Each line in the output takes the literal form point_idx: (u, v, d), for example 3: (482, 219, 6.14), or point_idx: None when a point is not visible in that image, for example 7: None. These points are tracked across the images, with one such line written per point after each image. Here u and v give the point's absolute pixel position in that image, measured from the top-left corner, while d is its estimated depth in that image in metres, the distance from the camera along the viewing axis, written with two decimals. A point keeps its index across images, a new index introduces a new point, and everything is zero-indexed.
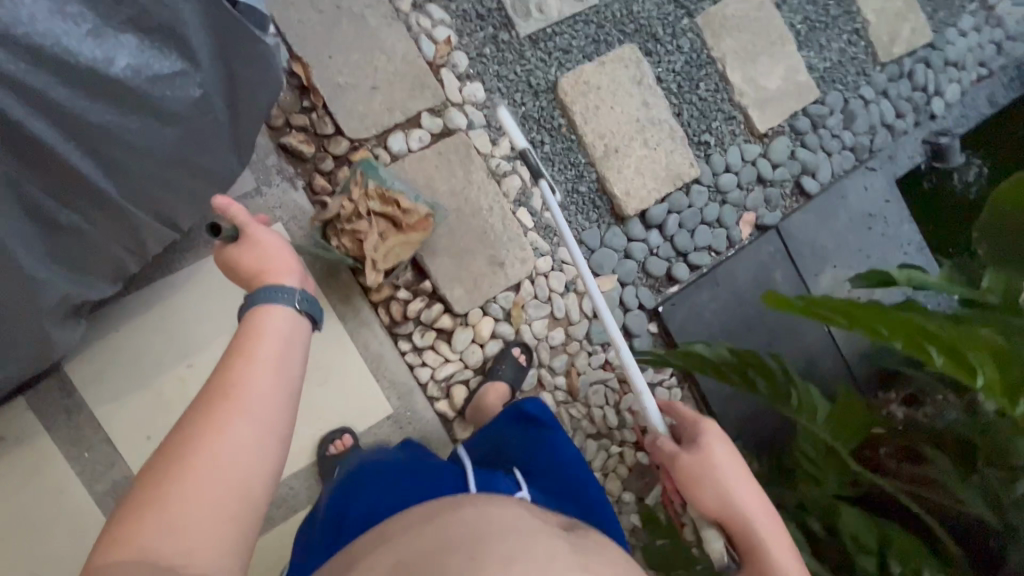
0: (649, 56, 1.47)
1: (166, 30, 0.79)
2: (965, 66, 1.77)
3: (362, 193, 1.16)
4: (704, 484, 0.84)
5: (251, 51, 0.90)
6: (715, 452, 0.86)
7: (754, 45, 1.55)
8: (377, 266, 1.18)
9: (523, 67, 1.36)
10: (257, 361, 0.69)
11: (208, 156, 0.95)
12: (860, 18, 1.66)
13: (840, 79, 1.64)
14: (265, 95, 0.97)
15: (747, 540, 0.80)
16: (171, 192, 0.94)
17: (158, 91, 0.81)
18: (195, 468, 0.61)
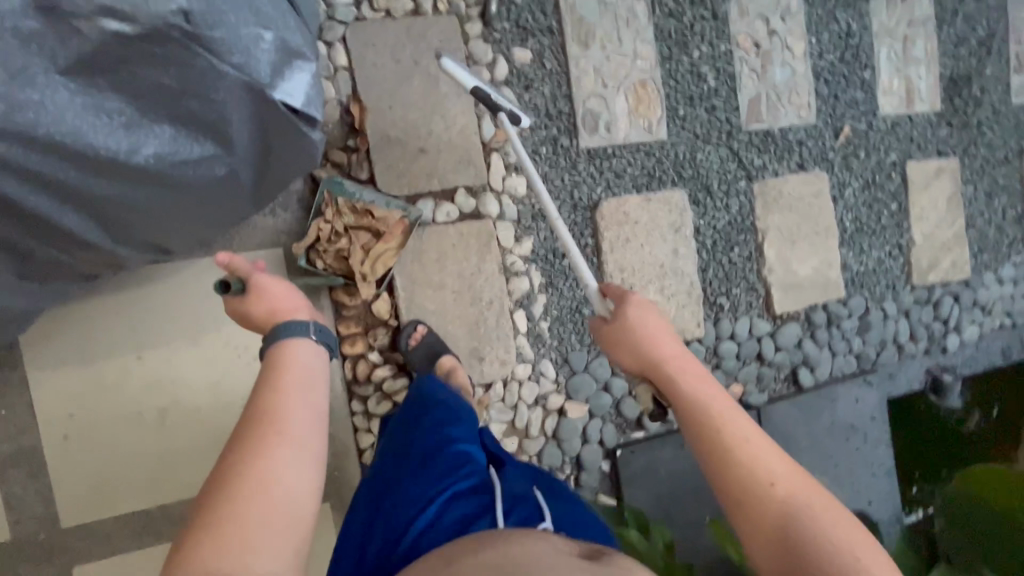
0: (696, 205, 1.45)
1: (208, 119, 0.65)
2: (991, 312, 1.77)
3: (335, 209, 1.16)
4: (626, 344, 0.91)
5: (296, 140, 0.75)
6: (631, 321, 0.92)
7: (798, 228, 1.54)
8: (367, 278, 1.19)
9: (571, 177, 1.35)
10: (293, 388, 0.74)
11: (216, 208, 0.83)
12: (907, 235, 1.66)
13: (869, 286, 1.63)
14: (300, 161, 0.83)
15: (708, 424, 0.76)
16: (181, 231, 0.85)
17: (184, 170, 0.69)
18: (247, 492, 0.64)
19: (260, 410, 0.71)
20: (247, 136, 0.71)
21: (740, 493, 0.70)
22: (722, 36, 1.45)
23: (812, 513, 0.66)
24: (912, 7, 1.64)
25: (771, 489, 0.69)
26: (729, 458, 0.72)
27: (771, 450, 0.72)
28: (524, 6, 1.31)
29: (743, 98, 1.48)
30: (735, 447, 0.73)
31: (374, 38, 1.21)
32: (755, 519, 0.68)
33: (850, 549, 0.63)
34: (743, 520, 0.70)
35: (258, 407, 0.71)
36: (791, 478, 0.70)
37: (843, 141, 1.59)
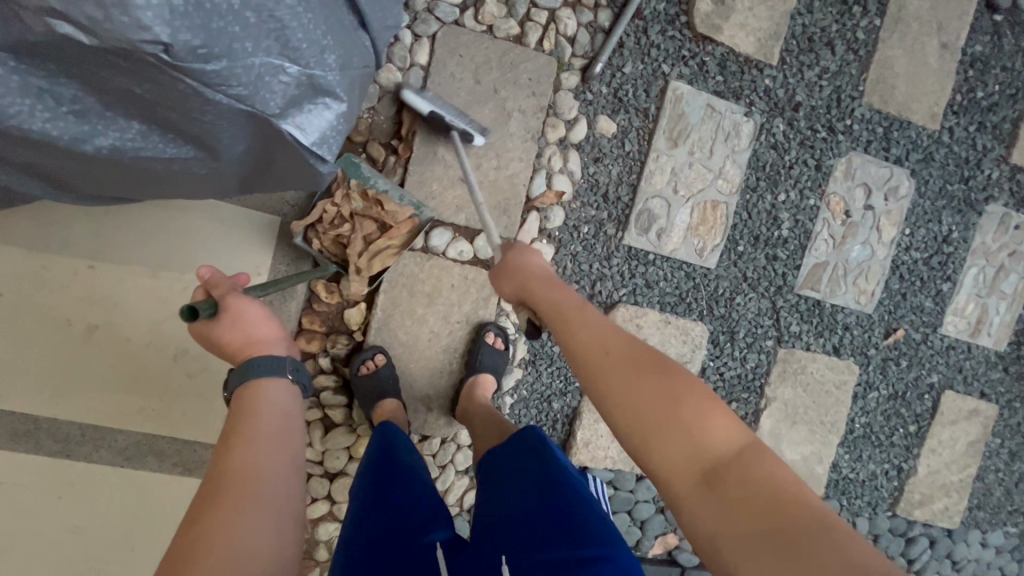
0: (713, 345, 1.36)
1: (197, 135, 0.55)
2: (960, 571, 1.64)
3: (345, 191, 1.08)
4: (507, 277, 0.87)
5: (300, 166, 0.64)
6: (512, 255, 0.89)
7: (804, 410, 1.43)
8: (360, 271, 1.10)
9: (600, 267, 1.26)
10: (267, 438, 0.74)
11: (196, 189, 0.72)
12: (912, 461, 1.54)
13: (850, 495, 1.51)
14: (303, 179, 0.69)
15: (562, 324, 0.75)
16: (162, 195, 0.77)
17: (160, 165, 0.61)
18: (226, 536, 0.60)
19: (239, 461, 0.69)
20: (242, 152, 0.60)
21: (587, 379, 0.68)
22: (815, 189, 1.36)
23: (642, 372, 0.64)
24: (1022, 237, 1.50)
25: (608, 356, 0.67)
26: (574, 345, 0.71)
27: (610, 329, 0.70)
28: (630, 78, 1.23)
29: (809, 259, 1.38)
30: (578, 334, 0.72)
31: (465, 50, 1.14)
32: (598, 396, 0.66)
33: (678, 400, 0.61)
34: (624, 423, 0.62)
35: (231, 459, 0.70)
36: (624, 344, 0.68)
37: (890, 342, 1.47)
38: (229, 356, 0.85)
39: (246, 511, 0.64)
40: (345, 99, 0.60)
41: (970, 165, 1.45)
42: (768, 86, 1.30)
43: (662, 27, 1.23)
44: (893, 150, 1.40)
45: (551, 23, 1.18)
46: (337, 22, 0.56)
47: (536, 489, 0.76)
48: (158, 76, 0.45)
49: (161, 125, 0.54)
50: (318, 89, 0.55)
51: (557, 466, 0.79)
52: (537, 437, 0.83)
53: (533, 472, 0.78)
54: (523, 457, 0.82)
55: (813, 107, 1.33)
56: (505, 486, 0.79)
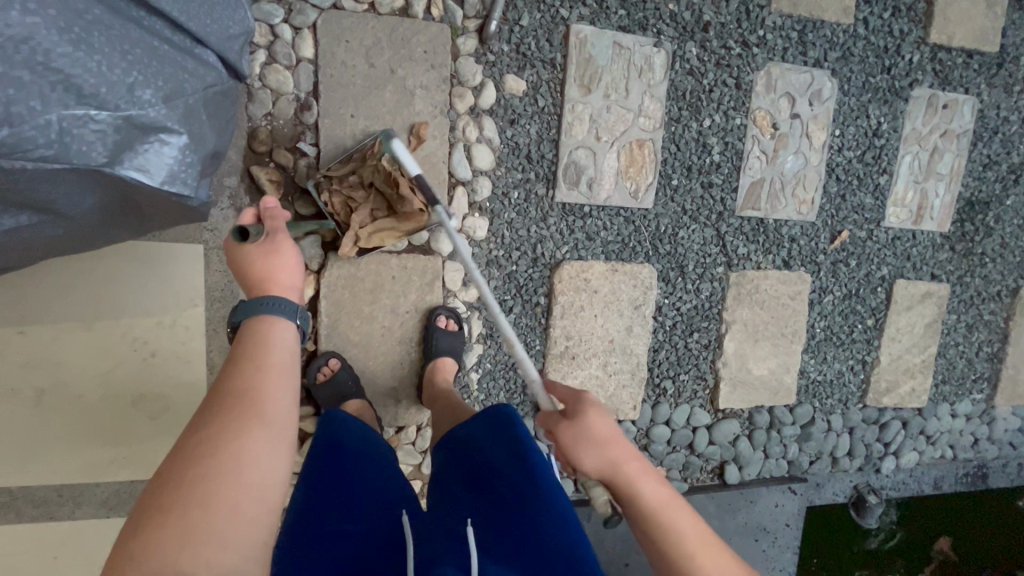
0: (664, 283, 1.37)
1: (31, 198, 0.54)
2: (935, 443, 1.73)
3: (376, 162, 1.05)
4: (584, 445, 0.80)
5: (165, 203, 0.65)
6: (587, 421, 0.82)
7: (764, 327, 1.47)
8: (356, 242, 1.07)
9: (538, 229, 1.26)
10: (276, 369, 0.68)
11: (78, 245, 0.73)
12: (874, 353, 1.60)
13: (821, 396, 1.58)
14: (178, 213, 0.71)
15: (659, 523, 0.71)
16: (47, 254, 0.76)
17: (9, 237, 0.59)
18: (219, 473, 0.56)
19: (243, 387, 0.64)
20: (96, 205, 0.61)
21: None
22: (740, 108, 1.35)
23: None
24: (952, 116, 1.51)
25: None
26: (689, 571, 0.68)
27: (718, 554, 0.69)
28: (529, 31, 1.18)
29: (744, 180, 1.38)
30: (685, 549, 0.69)
31: (349, 34, 1.09)
32: None
33: None
34: None
35: (237, 384, 0.64)
36: None
37: (837, 245, 1.50)
38: (249, 284, 0.80)
39: (243, 441, 0.59)
40: (182, 132, 0.61)
41: (890, 54, 1.43)
42: (674, 11, 1.27)
43: None
44: (811, 53, 1.38)
45: None
46: (150, 47, 0.57)
47: (485, 469, 0.82)
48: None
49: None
50: (143, 129, 0.56)
51: (518, 438, 0.84)
52: (506, 414, 0.88)
53: (495, 448, 0.84)
54: (484, 434, 0.87)
55: (722, 24, 1.30)
56: (457, 467, 0.86)
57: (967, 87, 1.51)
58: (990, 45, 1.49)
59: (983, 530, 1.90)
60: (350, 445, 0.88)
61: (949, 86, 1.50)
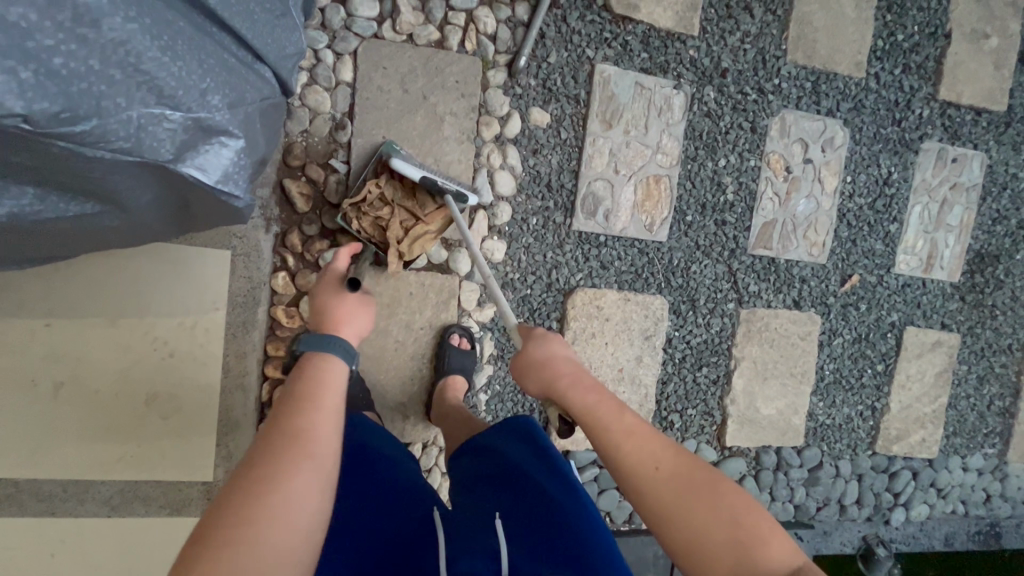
0: (676, 315, 1.39)
1: (97, 191, 0.58)
2: (946, 497, 1.70)
3: (388, 177, 1.12)
4: (527, 371, 0.82)
5: (215, 203, 0.70)
6: (532, 351, 0.83)
7: (773, 365, 1.47)
8: (400, 255, 1.12)
9: (554, 256, 1.29)
10: (329, 409, 0.67)
11: (118, 239, 0.76)
12: (884, 400, 1.59)
13: (829, 440, 1.57)
14: (222, 214, 0.75)
15: (607, 441, 0.73)
16: (87, 247, 0.78)
17: (66, 223, 0.63)
18: (266, 522, 0.56)
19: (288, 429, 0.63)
20: (151, 200, 0.64)
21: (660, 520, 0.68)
22: (754, 151, 1.40)
23: (719, 508, 0.67)
24: (961, 170, 1.55)
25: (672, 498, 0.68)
26: (629, 470, 0.71)
27: (657, 446, 0.72)
28: (556, 67, 1.25)
29: (757, 220, 1.42)
30: (625, 454, 0.71)
31: (387, 62, 1.16)
32: (661, 529, 0.69)
33: (738, 527, 0.66)
34: (671, 539, 0.68)
35: (289, 420, 0.65)
36: (686, 471, 0.70)
37: (847, 288, 1.52)
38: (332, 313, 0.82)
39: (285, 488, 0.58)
40: (240, 136, 0.65)
41: (900, 107, 1.49)
42: (694, 56, 1.33)
43: (580, 13, 1.25)
44: (823, 103, 1.43)
45: (470, 24, 1.20)
46: (223, 60, 0.61)
47: (506, 466, 0.87)
48: (26, 144, 0.47)
49: (56, 187, 0.56)
50: (209, 131, 0.59)
51: (543, 446, 0.90)
52: (526, 425, 0.94)
53: (519, 453, 0.89)
54: (501, 438, 0.93)
55: (739, 71, 1.36)
56: (480, 464, 0.90)
57: (976, 143, 1.56)
58: (998, 104, 1.54)
59: None
60: (379, 450, 0.92)
61: (958, 140, 1.54)
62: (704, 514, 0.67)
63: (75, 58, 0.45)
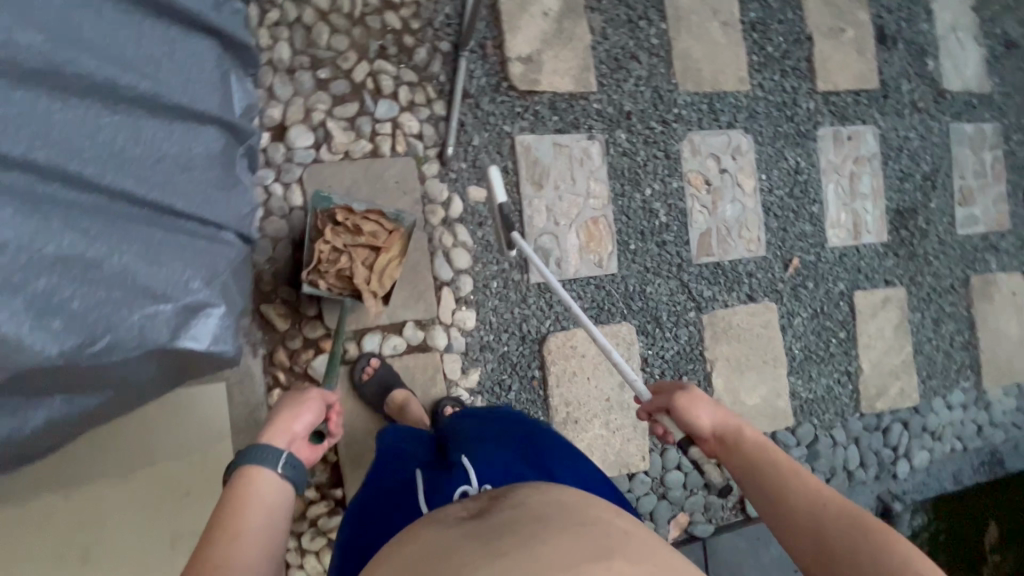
0: (645, 335, 1.51)
1: (109, 380, 0.69)
2: (941, 438, 1.80)
3: (333, 226, 1.17)
4: (698, 407, 0.88)
5: (211, 361, 0.79)
6: (693, 393, 0.90)
7: (745, 358, 1.59)
8: (376, 293, 1.19)
9: (520, 310, 1.40)
10: (243, 532, 0.72)
11: (132, 406, 0.86)
12: (855, 362, 1.71)
13: (818, 413, 1.67)
14: (218, 366, 0.84)
15: (775, 474, 0.77)
16: (105, 421, 0.88)
17: (87, 409, 0.73)
18: None
19: (211, 556, 0.67)
20: (154, 373, 0.75)
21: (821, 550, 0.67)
22: (674, 174, 1.56)
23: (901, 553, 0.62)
24: (858, 145, 1.74)
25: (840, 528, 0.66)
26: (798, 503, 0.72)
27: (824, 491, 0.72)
28: (480, 148, 1.39)
29: (693, 232, 1.56)
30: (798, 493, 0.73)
31: (331, 180, 1.29)
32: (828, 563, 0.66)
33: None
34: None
35: (200, 554, 0.68)
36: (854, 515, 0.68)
37: (791, 271, 1.66)
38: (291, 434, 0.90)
39: None
40: (220, 303, 0.76)
41: (789, 106, 1.67)
42: (599, 108, 1.50)
43: (491, 97, 1.41)
44: (721, 118, 1.61)
45: (397, 129, 1.34)
46: (194, 245, 0.73)
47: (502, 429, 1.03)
48: (55, 366, 0.60)
49: (76, 387, 0.67)
50: (193, 310, 0.70)
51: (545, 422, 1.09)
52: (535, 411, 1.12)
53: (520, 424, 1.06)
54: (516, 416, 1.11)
55: (642, 110, 1.53)
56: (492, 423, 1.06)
57: (864, 119, 1.75)
58: (871, 83, 1.75)
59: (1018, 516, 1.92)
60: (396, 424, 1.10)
61: (848, 121, 1.73)
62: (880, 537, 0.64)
63: (88, 297, 0.60)
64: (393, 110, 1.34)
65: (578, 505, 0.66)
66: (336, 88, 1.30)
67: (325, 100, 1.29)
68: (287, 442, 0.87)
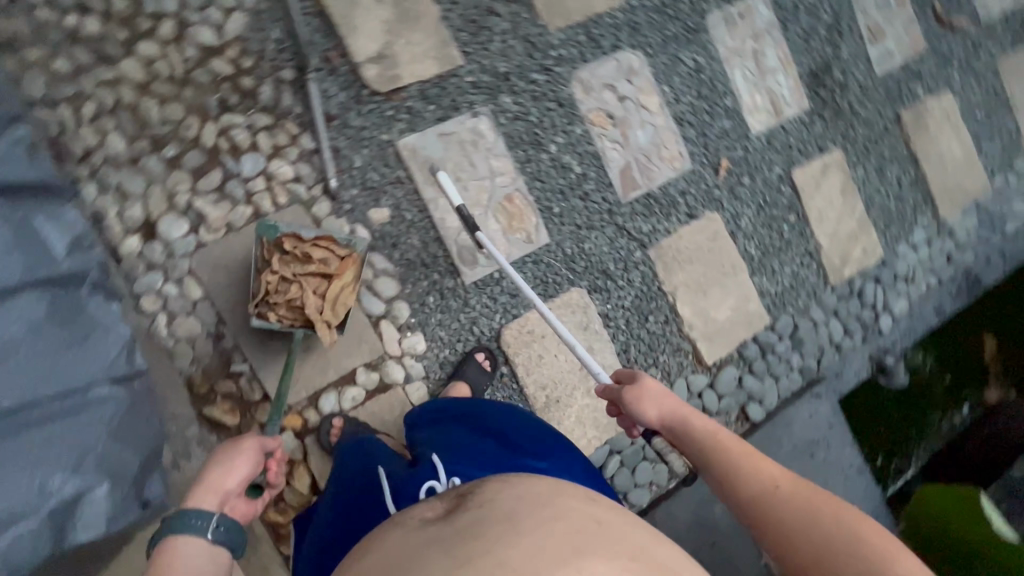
0: (598, 292, 1.47)
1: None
2: (914, 280, 1.82)
3: (280, 256, 1.13)
4: (646, 399, 0.92)
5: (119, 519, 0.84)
6: (643, 383, 0.93)
7: (704, 276, 1.57)
8: (329, 324, 1.15)
9: (466, 314, 1.36)
10: None
11: (86, 554, 0.94)
12: (812, 240, 1.69)
13: (791, 302, 1.67)
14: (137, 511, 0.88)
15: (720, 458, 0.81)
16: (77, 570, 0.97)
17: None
18: None
19: None
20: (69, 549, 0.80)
21: (774, 523, 0.72)
22: (574, 120, 1.47)
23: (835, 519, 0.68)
24: (752, 20, 1.64)
25: (797, 510, 0.71)
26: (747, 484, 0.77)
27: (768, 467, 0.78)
28: (366, 167, 1.30)
29: (612, 172, 1.50)
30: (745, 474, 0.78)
31: (222, 258, 1.20)
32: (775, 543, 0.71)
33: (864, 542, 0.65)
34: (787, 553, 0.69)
35: None
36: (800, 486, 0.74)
37: (723, 174, 1.61)
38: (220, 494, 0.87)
39: None
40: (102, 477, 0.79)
41: (670, 4, 1.56)
42: (474, 79, 1.39)
43: (357, 110, 1.30)
44: (604, 44, 1.50)
45: (272, 181, 1.25)
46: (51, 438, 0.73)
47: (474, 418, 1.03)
48: None
49: None
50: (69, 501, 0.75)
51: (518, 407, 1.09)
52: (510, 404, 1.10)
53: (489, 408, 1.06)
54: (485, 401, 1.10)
55: (519, 65, 1.43)
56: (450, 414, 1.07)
57: None
58: None
59: (1005, 324, 1.97)
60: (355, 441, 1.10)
61: None
62: (829, 510, 0.69)
63: None
64: (260, 163, 1.24)
65: (549, 496, 0.60)
66: (190, 161, 1.20)
67: (184, 178, 1.19)
68: (218, 503, 0.86)
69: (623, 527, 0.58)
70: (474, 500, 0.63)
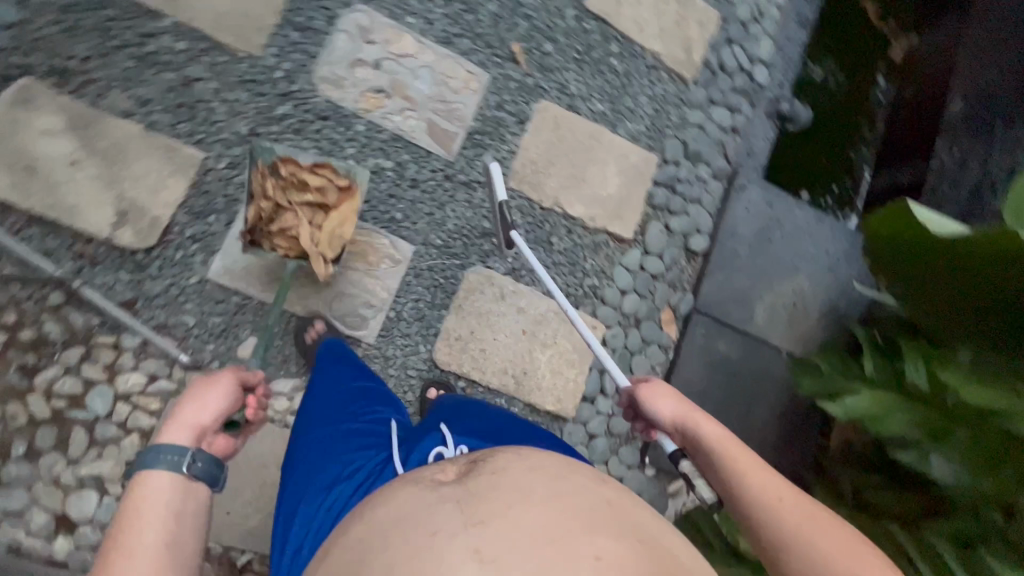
0: (492, 256, 1.39)
1: None
2: (762, 15, 1.69)
3: (275, 182, 1.12)
4: (660, 399, 0.82)
5: None
6: (658, 385, 0.83)
7: (573, 167, 1.47)
8: (325, 257, 1.14)
9: (394, 366, 1.31)
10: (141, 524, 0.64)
11: None
12: (646, 53, 1.56)
13: (667, 124, 1.57)
14: None
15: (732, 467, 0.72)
16: None
17: None
18: None
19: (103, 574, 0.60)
20: None
21: (766, 553, 0.67)
22: (349, 121, 1.32)
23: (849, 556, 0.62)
24: None
25: (812, 541, 0.64)
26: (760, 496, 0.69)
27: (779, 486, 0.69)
28: (201, 318, 1.20)
29: (421, 139, 1.36)
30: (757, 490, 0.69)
31: None
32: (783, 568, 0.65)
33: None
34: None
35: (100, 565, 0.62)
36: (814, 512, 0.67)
37: (524, 58, 1.45)
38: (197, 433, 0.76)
39: None
40: None
41: None
42: (228, 160, 1.24)
43: (149, 276, 1.18)
44: (319, 26, 1.31)
45: (131, 397, 1.16)
46: None
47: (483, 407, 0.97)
48: None
49: None
50: None
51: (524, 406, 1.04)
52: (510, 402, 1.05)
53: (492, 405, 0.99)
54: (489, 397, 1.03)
55: (257, 110, 1.26)
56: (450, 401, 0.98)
57: None
58: None
59: None
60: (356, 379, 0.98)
61: None
62: (826, 541, 0.63)
63: None
64: (107, 391, 1.15)
65: (567, 470, 0.63)
66: (46, 439, 1.12)
67: (54, 456, 1.12)
68: (193, 439, 0.74)
69: (631, 508, 0.60)
70: (489, 464, 0.64)
